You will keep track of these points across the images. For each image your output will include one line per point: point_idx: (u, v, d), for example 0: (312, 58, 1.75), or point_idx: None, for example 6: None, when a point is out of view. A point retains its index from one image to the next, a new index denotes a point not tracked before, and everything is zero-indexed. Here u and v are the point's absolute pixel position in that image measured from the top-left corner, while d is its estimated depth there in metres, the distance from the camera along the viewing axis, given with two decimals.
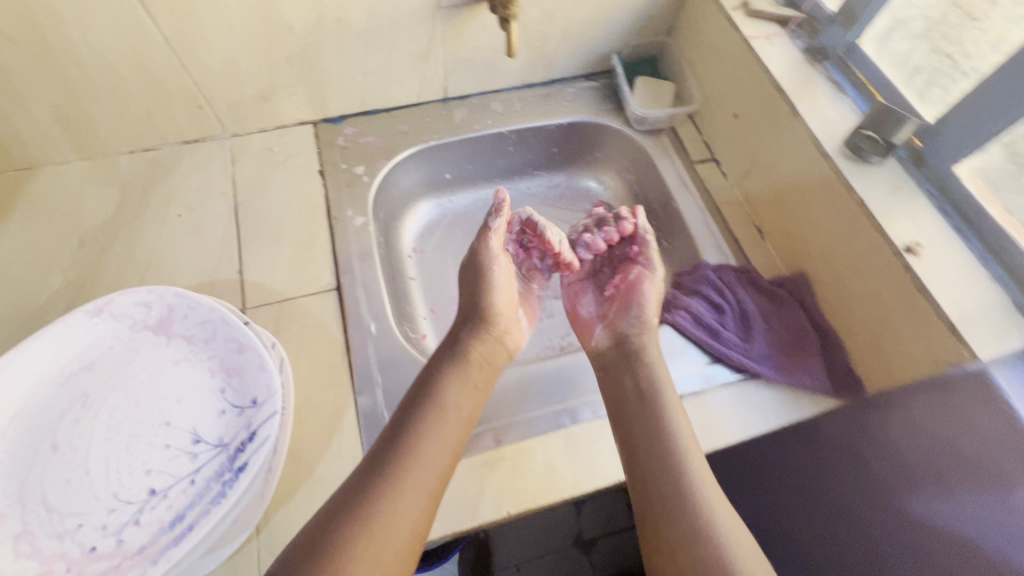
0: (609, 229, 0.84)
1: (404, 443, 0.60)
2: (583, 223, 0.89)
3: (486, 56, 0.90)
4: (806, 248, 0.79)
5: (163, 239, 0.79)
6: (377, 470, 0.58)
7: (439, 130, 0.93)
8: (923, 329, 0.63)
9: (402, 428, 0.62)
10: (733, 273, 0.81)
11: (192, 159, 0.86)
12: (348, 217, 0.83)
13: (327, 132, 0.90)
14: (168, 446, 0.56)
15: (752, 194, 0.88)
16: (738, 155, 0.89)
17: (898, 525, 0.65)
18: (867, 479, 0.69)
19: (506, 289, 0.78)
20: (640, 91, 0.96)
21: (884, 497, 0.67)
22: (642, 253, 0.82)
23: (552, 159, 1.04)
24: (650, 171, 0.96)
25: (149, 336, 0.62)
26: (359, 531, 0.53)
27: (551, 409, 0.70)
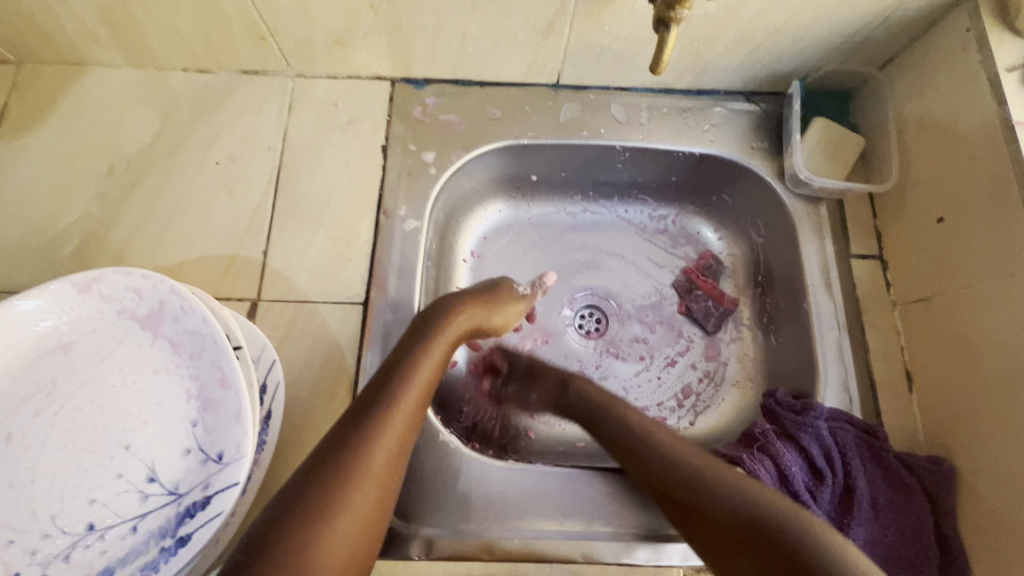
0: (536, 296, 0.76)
1: (388, 403, 0.52)
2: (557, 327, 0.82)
3: (623, 46, 0.68)
4: (971, 435, 0.57)
5: (195, 190, 0.69)
6: (357, 425, 0.50)
7: (537, 125, 0.74)
8: None
9: (368, 407, 0.51)
10: (852, 434, 0.61)
11: (246, 96, 0.73)
12: (400, 215, 0.69)
13: (405, 96, 0.74)
14: (120, 476, 0.49)
15: (918, 328, 0.64)
16: (920, 268, 0.65)
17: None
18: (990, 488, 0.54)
19: (500, 314, 0.68)
20: (812, 140, 0.72)
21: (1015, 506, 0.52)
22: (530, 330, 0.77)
23: (665, 188, 0.83)
24: (787, 245, 0.73)
25: (134, 328, 0.53)
26: (341, 487, 0.46)
27: (564, 540, 0.58)
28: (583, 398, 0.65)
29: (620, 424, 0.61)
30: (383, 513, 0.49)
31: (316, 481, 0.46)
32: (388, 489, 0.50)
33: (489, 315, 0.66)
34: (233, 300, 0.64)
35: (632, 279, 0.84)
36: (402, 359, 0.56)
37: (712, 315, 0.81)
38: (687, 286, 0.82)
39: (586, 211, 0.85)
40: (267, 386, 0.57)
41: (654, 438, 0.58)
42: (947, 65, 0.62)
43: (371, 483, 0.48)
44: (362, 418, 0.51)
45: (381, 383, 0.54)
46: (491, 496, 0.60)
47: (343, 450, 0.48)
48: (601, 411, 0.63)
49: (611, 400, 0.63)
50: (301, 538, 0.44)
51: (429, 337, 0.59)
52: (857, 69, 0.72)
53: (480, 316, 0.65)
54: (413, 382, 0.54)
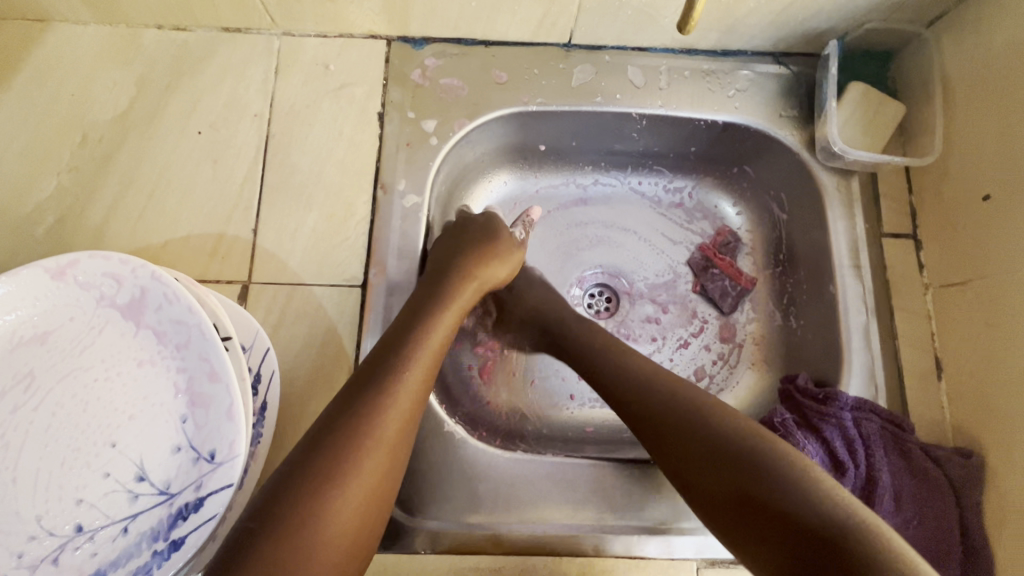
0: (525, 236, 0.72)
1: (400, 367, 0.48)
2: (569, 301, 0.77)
3: (645, 1, 0.61)
4: (1004, 428, 0.54)
5: (177, 162, 0.64)
6: (367, 389, 0.46)
7: (547, 90, 0.68)
8: None
9: (380, 370, 0.47)
10: (877, 424, 0.58)
11: (228, 56, 0.66)
12: (399, 190, 0.64)
13: (402, 57, 0.68)
14: (108, 475, 0.46)
15: (952, 313, 0.61)
16: (959, 250, 0.60)
17: None
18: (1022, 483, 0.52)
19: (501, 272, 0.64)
20: (847, 107, 0.66)
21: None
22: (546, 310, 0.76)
23: (683, 158, 0.77)
24: (813, 222, 0.68)
25: (115, 318, 0.49)
26: (351, 454, 0.42)
27: (574, 532, 0.56)
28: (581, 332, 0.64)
29: (617, 381, 0.56)
30: (391, 487, 0.45)
31: (324, 447, 0.42)
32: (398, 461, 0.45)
33: (492, 270, 0.63)
34: (222, 282, 0.60)
35: (645, 255, 0.79)
36: (411, 322, 0.52)
37: (728, 295, 0.76)
38: (702, 264, 0.77)
39: (597, 183, 0.80)
40: (261, 375, 0.54)
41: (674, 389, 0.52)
42: (1007, 22, 0.56)
43: (382, 453, 0.44)
44: (372, 381, 0.46)
45: (393, 346, 0.49)
46: (498, 485, 0.58)
47: (353, 415, 0.44)
48: (604, 360, 0.59)
49: (624, 354, 0.59)
50: (306, 509, 0.39)
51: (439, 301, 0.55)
52: (901, 27, 0.65)
53: (485, 274, 0.61)
54: (427, 348, 0.50)
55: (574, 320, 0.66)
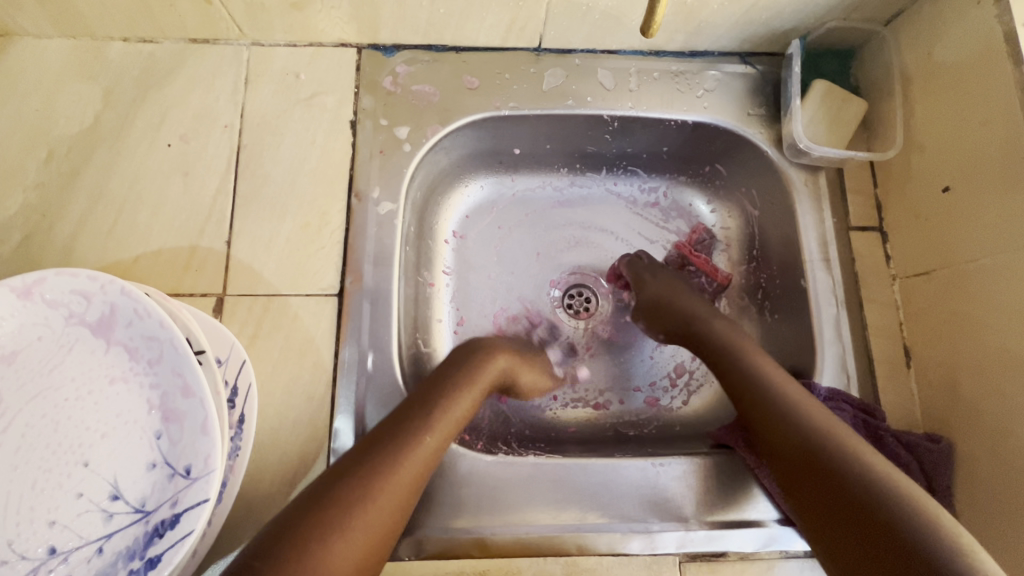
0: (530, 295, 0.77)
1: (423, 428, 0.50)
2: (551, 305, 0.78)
3: (610, 5, 0.62)
4: (970, 413, 0.56)
5: (147, 175, 0.63)
6: (387, 443, 0.48)
7: (519, 94, 0.68)
8: None
9: (394, 441, 0.49)
10: (850, 414, 0.59)
11: (196, 68, 0.66)
12: (373, 197, 0.64)
13: (373, 65, 0.68)
14: (81, 495, 0.45)
15: (919, 302, 0.62)
16: (924, 240, 0.62)
17: None
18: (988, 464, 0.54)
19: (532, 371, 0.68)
20: (811, 105, 0.68)
21: (1013, 483, 0.51)
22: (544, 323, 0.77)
23: (657, 159, 0.78)
24: (784, 218, 0.70)
25: (84, 335, 0.48)
26: (359, 501, 0.44)
27: (559, 532, 0.57)
28: (710, 340, 0.63)
29: (760, 392, 0.55)
30: (389, 540, 0.46)
31: (334, 493, 0.44)
32: (403, 514, 0.47)
33: (526, 370, 0.67)
34: (196, 295, 0.60)
35: (623, 256, 0.80)
36: (442, 386, 0.55)
37: (705, 292, 0.77)
38: (679, 262, 0.78)
39: (573, 185, 0.81)
40: (237, 389, 0.53)
41: (797, 416, 0.52)
42: (960, 18, 0.58)
43: (386, 502, 0.45)
44: (395, 438, 0.49)
45: (419, 407, 0.52)
46: (480, 488, 0.58)
47: (356, 483, 0.45)
48: (744, 376, 0.58)
49: (784, 387, 0.55)
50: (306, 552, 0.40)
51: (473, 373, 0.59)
52: (861, 25, 0.67)
53: (522, 367, 0.66)
54: (451, 411, 0.53)
55: (705, 323, 0.65)
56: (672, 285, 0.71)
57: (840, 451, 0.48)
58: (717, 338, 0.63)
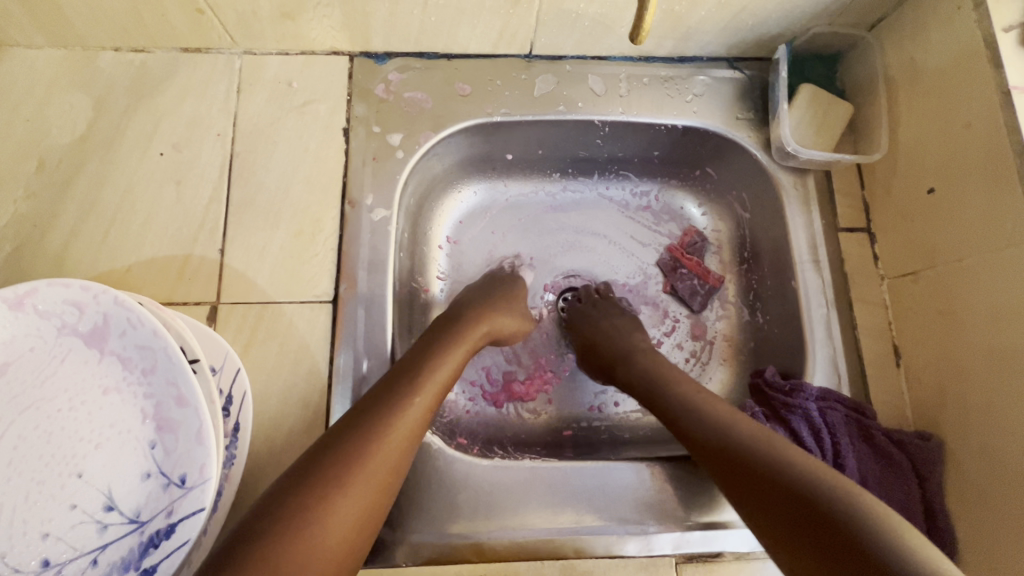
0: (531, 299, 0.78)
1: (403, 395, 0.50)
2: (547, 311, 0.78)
3: (600, 12, 0.63)
4: (959, 410, 0.57)
5: (139, 184, 0.63)
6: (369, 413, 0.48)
7: (511, 100, 0.69)
8: None
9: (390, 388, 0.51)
10: (841, 414, 0.60)
11: (188, 77, 0.66)
12: (367, 204, 0.64)
13: (366, 73, 0.68)
14: (75, 506, 0.45)
15: (907, 302, 0.63)
16: (911, 241, 0.63)
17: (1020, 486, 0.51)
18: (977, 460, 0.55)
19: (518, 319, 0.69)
20: (799, 109, 0.69)
21: (1001, 478, 0.52)
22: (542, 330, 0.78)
23: (648, 163, 0.79)
24: (774, 220, 0.71)
25: (78, 346, 0.48)
26: (341, 473, 0.44)
27: (555, 535, 0.57)
28: (643, 374, 0.62)
29: (687, 424, 0.54)
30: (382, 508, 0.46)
31: (317, 467, 0.44)
32: (394, 479, 0.47)
33: (501, 319, 0.66)
34: (190, 304, 0.60)
35: (617, 260, 0.81)
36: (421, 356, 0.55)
37: (698, 294, 0.78)
38: (671, 265, 0.79)
39: (566, 190, 0.81)
40: (232, 397, 0.53)
41: (732, 429, 0.50)
42: (941, 23, 0.59)
43: (372, 474, 0.45)
44: (377, 402, 0.49)
45: (404, 368, 0.53)
46: (477, 492, 0.58)
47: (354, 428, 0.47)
48: (671, 405, 0.56)
49: (713, 405, 0.54)
50: (292, 524, 0.41)
51: (450, 338, 0.59)
52: (846, 30, 0.68)
53: (496, 319, 0.65)
54: (431, 377, 0.53)
55: (628, 362, 0.64)
56: (611, 319, 0.71)
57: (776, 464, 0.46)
58: (642, 373, 0.62)
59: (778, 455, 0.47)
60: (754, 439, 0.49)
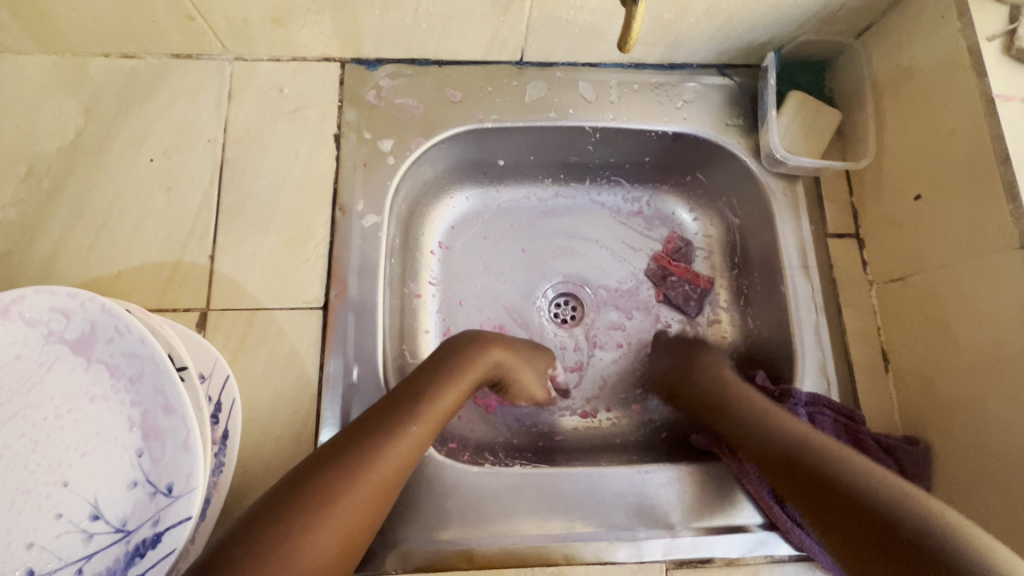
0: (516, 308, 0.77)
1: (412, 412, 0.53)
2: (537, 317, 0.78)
3: (589, 20, 0.63)
4: (944, 413, 0.57)
5: (129, 191, 0.63)
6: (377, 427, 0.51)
7: (502, 106, 0.69)
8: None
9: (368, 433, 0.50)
10: (830, 419, 0.60)
11: (179, 83, 0.66)
12: (358, 210, 0.64)
13: (357, 78, 0.68)
14: (61, 515, 0.45)
15: (895, 307, 0.63)
16: (898, 247, 0.63)
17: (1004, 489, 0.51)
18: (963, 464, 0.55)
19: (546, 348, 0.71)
20: (788, 116, 0.69)
21: (986, 482, 0.53)
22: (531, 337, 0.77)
23: (639, 169, 0.79)
24: (763, 225, 0.71)
25: (63, 354, 0.48)
26: (343, 482, 0.46)
27: (545, 542, 0.57)
28: (707, 386, 0.67)
29: (757, 441, 0.58)
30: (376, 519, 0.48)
31: (321, 473, 0.46)
32: (364, 531, 0.47)
33: (517, 368, 0.66)
34: (179, 310, 0.59)
35: (608, 265, 0.81)
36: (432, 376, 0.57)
37: (691, 299, 0.78)
38: (660, 274, 0.79)
39: (558, 196, 0.82)
40: (221, 404, 0.53)
41: (810, 439, 0.55)
42: (926, 32, 0.60)
43: (371, 486, 0.47)
44: (352, 451, 0.48)
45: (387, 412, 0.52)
46: (467, 498, 0.58)
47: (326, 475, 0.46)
48: (732, 429, 0.61)
49: (778, 413, 0.60)
50: (289, 528, 0.43)
51: (457, 369, 0.59)
52: (834, 38, 0.69)
53: (512, 361, 0.65)
54: (438, 397, 0.55)
55: (694, 372, 0.69)
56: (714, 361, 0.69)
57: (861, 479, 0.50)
58: (703, 384, 0.67)
59: (849, 468, 0.52)
60: (827, 447, 0.54)
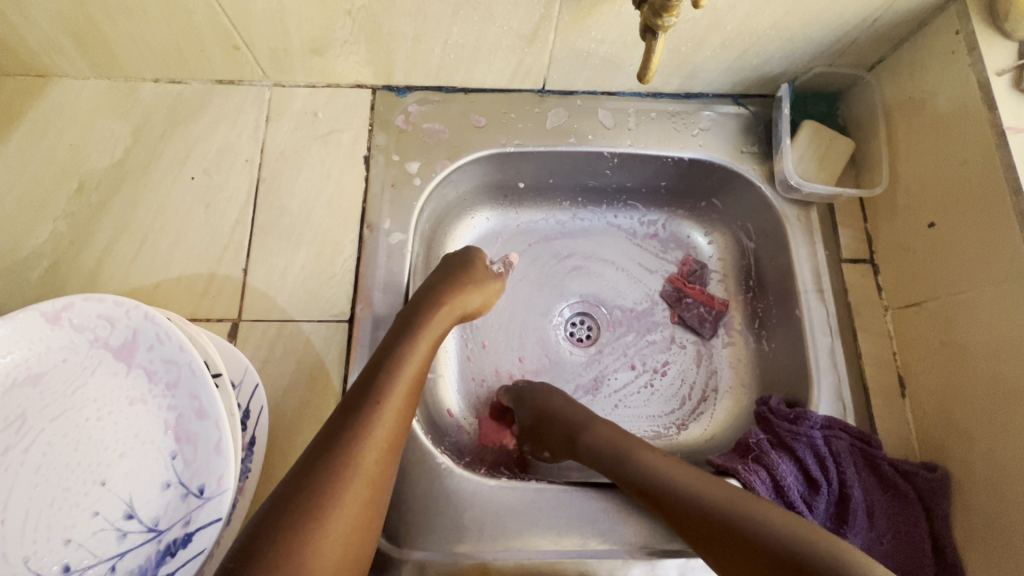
0: (527, 333, 0.79)
1: (375, 401, 0.51)
2: (552, 337, 0.80)
3: (609, 52, 0.67)
4: (961, 440, 0.57)
5: (170, 206, 0.66)
6: (347, 424, 0.50)
7: (524, 132, 0.72)
8: None
9: (359, 399, 0.52)
10: (847, 442, 0.60)
11: (221, 107, 0.70)
12: (384, 228, 0.67)
13: (387, 104, 0.72)
14: (97, 513, 0.47)
15: (910, 332, 0.64)
16: (912, 273, 0.64)
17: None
18: (984, 493, 0.55)
19: (485, 291, 0.69)
20: (801, 144, 0.71)
21: (1005, 510, 0.52)
22: (547, 357, 0.79)
23: (655, 194, 0.82)
24: (779, 249, 0.73)
25: (107, 358, 0.51)
26: (330, 485, 0.46)
27: (561, 557, 0.57)
28: (595, 453, 0.62)
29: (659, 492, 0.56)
30: (377, 509, 0.49)
31: (305, 481, 0.46)
32: (378, 495, 0.49)
33: (468, 296, 0.66)
34: (213, 320, 0.62)
35: (624, 287, 0.82)
36: (389, 356, 0.56)
37: (706, 321, 0.79)
38: (675, 295, 0.81)
39: (575, 218, 0.84)
40: (250, 411, 0.55)
41: (680, 488, 0.55)
42: (937, 66, 0.62)
43: (360, 484, 0.48)
44: (349, 420, 0.50)
45: (369, 377, 0.53)
46: (484, 513, 0.59)
47: (329, 450, 0.48)
48: (634, 473, 0.58)
49: (625, 442, 0.62)
50: (292, 539, 0.44)
51: (413, 331, 0.59)
52: (846, 71, 0.71)
53: (459, 301, 0.65)
54: (399, 376, 0.54)
55: (589, 430, 0.64)
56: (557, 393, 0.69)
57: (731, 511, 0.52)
58: (604, 444, 0.62)
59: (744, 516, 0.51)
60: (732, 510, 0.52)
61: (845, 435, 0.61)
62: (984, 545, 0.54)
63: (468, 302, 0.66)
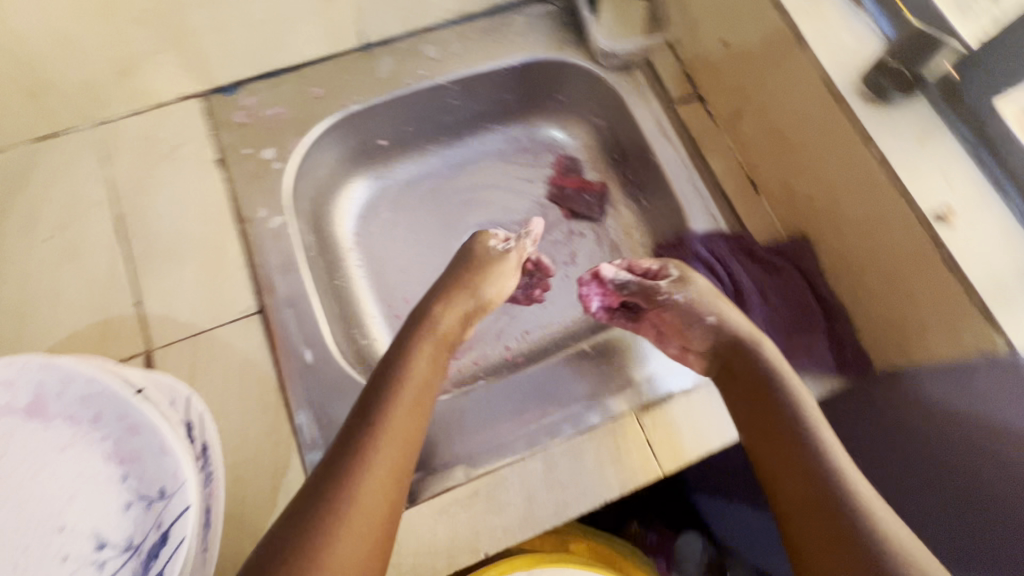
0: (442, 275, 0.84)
1: (367, 433, 0.51)
2: None
3: None
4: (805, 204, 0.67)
5: (35, 274, 0.64)
6: (344, 458, 0.49)
7: (361, 88, 0.75)
8: (845, 156, 0.59)
9: (352, 435, 0.51)
10: (723, 245, 0.71)
11: (47, 162, 0.67)
12: (261, 217, 0.69)
13: (221, 106, 0.72)
14: (68, 557, 0.46)
15: (743, 139, 0.73)
16: (726, 90, 0.74)
17: (868, 246, 0.60)
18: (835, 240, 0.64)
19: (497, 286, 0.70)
20: (605, 18, 0.79)
21: (852, 244, 0.62)
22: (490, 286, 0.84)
23: (507, 108, 0.87)
24: (622, 114, 0.81)
25: (21, 421, 0.49)
26: (326, 524, 0.45)
27: (527, 431, 0.63)
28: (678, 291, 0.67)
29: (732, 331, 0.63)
30: (386, 543, 0.47)
31: (310, 515, 0.45)
32: (388, 527, 0.47)
33: (460, 297, 0.67)
34: (123, 361, 0.61)
35: (513, 203, 0.88)
36: (391, 378, 0.56)
37: (592, 203, 0.87)
38: (558, 191, 0.88)
39: (446, 157, 0.88)
40: (194, 421, 0.55)
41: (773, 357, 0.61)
42: None
43: (361, 516, 0.46)
44: (344, 456, 0.49)
45: (361, 413, 0.53)
46: (447, 420, 0.65)
47: (327, 487, 0.47)
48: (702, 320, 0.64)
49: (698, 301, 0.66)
50: None
51: (404, 358, 0.59)
52: None
53: (448, 297, 0.66)
54: (395, 404, 0.54)
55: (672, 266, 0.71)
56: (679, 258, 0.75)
57: (779, 378, 0.58)
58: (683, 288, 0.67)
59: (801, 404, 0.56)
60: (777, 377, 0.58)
61: (719, 242, 0.72)
62: (852, 280, 0.64)
63: (492, 289, 0.69)
